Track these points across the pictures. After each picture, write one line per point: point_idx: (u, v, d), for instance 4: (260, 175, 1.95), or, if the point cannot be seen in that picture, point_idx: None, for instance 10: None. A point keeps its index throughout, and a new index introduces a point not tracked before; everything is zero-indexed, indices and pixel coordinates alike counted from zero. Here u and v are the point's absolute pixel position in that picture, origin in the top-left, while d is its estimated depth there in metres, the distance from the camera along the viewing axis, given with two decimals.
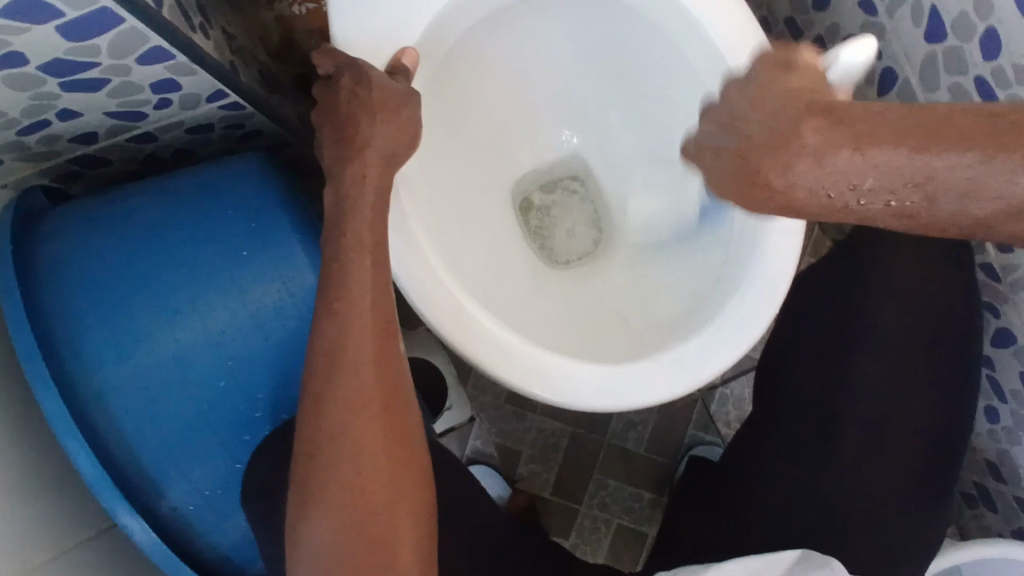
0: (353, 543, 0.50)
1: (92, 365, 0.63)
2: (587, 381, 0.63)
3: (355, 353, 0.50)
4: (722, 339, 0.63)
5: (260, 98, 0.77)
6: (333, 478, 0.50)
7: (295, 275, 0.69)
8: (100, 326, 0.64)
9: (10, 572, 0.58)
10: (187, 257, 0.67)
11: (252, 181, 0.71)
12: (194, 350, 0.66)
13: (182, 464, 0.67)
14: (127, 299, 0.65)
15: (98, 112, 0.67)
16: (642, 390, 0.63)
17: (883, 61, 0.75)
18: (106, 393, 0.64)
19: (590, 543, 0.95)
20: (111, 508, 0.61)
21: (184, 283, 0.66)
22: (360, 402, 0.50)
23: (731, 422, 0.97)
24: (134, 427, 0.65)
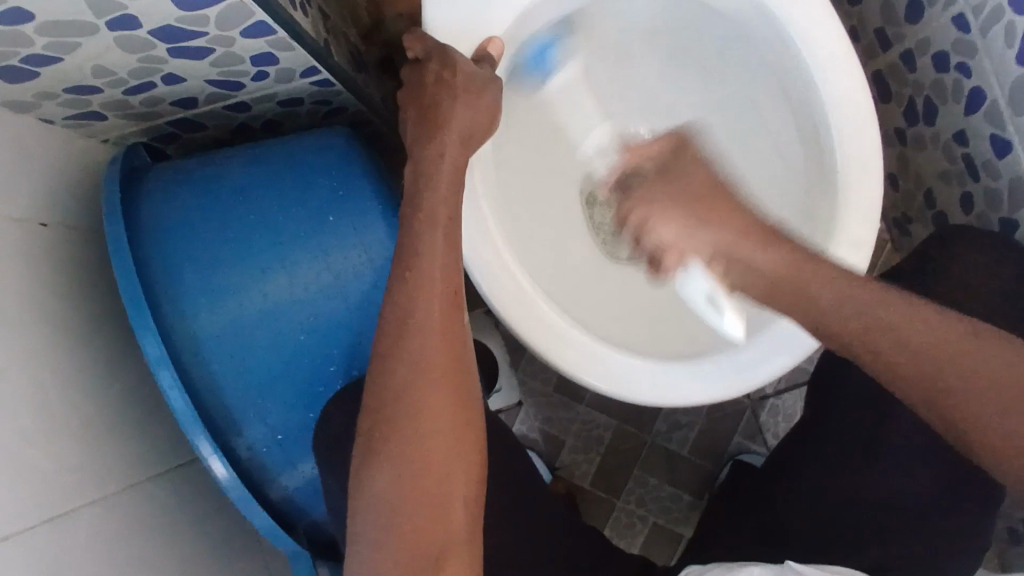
0: (408, 501, 0.50)
1: (184, 311, 0.68)
2: (639, 375, 0.65)
3: (427, 315, 0.52)
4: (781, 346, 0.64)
5: (348, 76, 0.80)
6: (399, 431, 0.51)
7: (374, 243, 0.73)
8: (194, 276, 0.68)
9: (88, 495, 0.63)
10: (276, 219, 0.71)
11: (341, 152, 0.75)
12: (279, 305, 0.70)
13: (258, 411, 0.72)
14: (221, 253, 0.69)
15: (200, 79, 0.71)
16: (696, 390, 0.65)
17: (972, 79, 0.73)
18: (195, 337, 0.68)
19: (625, 537, 0.96)
20: (195, 443, 0.65)
21: (273, 242, 0.70)
22: (429, 362, 0.52)
23: (779, 433, 0.97)
24: (216, 371, 0.69)
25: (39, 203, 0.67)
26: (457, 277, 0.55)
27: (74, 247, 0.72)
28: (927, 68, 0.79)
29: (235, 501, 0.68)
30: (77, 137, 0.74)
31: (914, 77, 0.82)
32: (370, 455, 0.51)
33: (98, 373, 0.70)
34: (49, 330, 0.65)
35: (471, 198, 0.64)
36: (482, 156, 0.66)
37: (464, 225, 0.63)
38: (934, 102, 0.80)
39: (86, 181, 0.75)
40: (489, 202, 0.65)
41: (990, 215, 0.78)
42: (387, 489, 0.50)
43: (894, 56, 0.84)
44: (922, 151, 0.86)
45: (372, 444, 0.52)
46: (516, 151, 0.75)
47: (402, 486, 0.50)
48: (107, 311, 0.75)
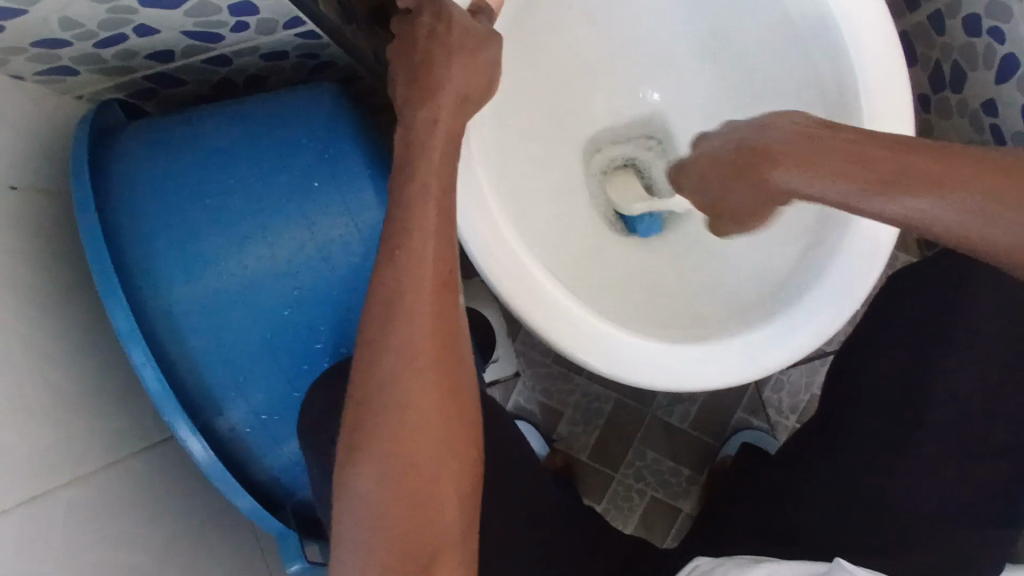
0: (396, 498, 0.47)
1: (159, 284, 0.64)
2: (643, 357, 0.61)
3: (415, 299, 0.49)
4: (792, 332, 0.61)
5: (336, 27, 0.75)
6: (383, 425, 0.48)
7: (362, 214, 0.69)
8: (169, 246, 0.64)
9: (65, 475, 0.60)
10: (257, 185, 0.67)
11: (327, 112, 0.70)
12: (260, 278, 0.66)
13: (240, 390, 0.69)
14: (198, 222, 0.65)
15: (175, 31, 0.66)
16: (701, 374, 0.61)
17: (1005, 44, 0.68)
18: (172, 312, 0.65)
19: (622, 511, 0.94)
20: (172, 423, 0.63)
21: (254, 211, 0.66)
22: (417, 351, 0.49)
23: (781, 410, 0.95)
24: (196, 347, 0.66)
25: (7, 165, 0.63)
26: (451, 256, 0.51)
27: (45, 211, 0.67)
28: (957, 30, 0.74)
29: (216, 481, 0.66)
30: (46, 93, 0.69)
31: (943, 39, 0.77)
32: (354, 448, 0.48)
33: (74, 346, 0.67)
34: (21, 301, 0.61)
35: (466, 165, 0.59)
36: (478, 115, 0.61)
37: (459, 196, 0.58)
38: (962, 67, 0.75)
39: (58, 141, 0.71)
40: (484, 169, 0.60)
41: None
42: (371, 486, 0.47)
43: (921, 17, 0.79)
44: (945, 120, 0.81)
45: (356, 437, 0.49)
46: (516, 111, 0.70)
47: (387, 482, 0.47)
48: (83, 280, 0.71)
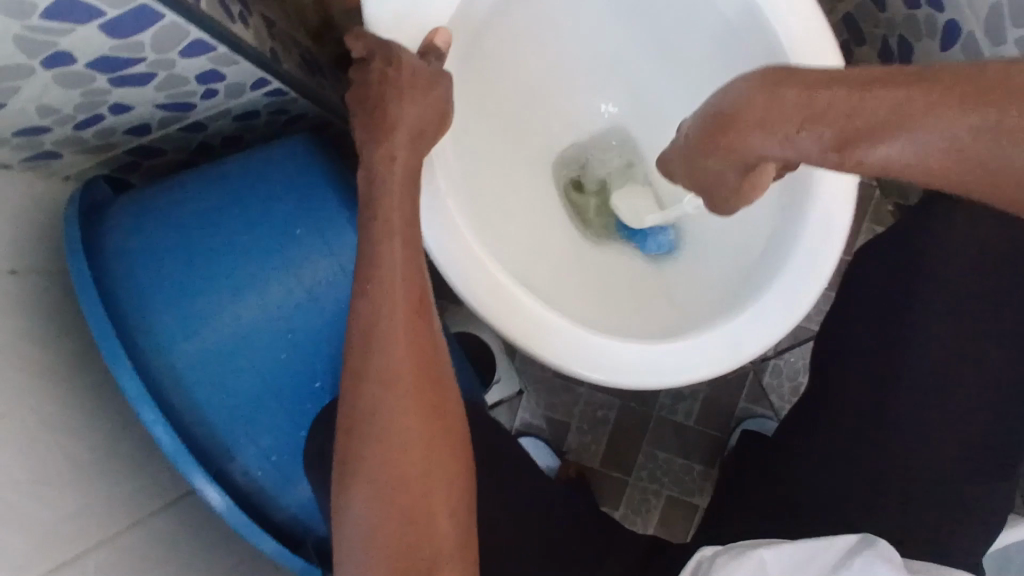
0: (393, 516, 0.50)
1: (158, 344, 0.67)
2: (624, 359, 0.63)
3: (392, 328, 0.51)
4: (768, 313, 0.63)
5: (302, 82, 0.78)
6: (373, 452, 0.51)
7: (345, 253, 0.71)
8: (165, 305, 0.67)
9: (90, 537, 0.63)
10: (241, 238, 0.69)
11: (301, 161, 0.74)
12: (254, 326, 0.69)
13: (248, 435, 0.72)
14: (190, 282, 0.68)
15: (148, 104, 0.69)
16: (680, 370, 0.63)
17: (945, 12, 0.71)
18: (174, 368, 0.67)
19: (640, 513, 0.95)
20: (188, 474, 0.65)
21: (240, 262, 0.69)
22: (400, 377, 0.51)
23: (784, 395, 0.95)
24: (201, 400, 0.69)
25: (5, 250, 0.66)
26: (420, 283, 0.54)
27: (44, 290, 0.71)
28: (898, 5, 0.76)
29: (236, 526, 0.68)
30: (34, 178, 0.73)
31: (886, 15, 0.79)
32: (346, 478, 0.51)
33: (83, 415, 0.69)
34: (28, 377, 0.64)
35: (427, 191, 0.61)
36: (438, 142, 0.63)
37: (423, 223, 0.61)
38: (908, 39, 0.77)
39: (51, 222, 0.74)
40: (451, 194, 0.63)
41: None
42: (367, 512, 0.50)
43: None
44: None
45: (348, 467, 0.51)
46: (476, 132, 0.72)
47: (381, 507, 0.50)
48: (86, 349, 0.74)
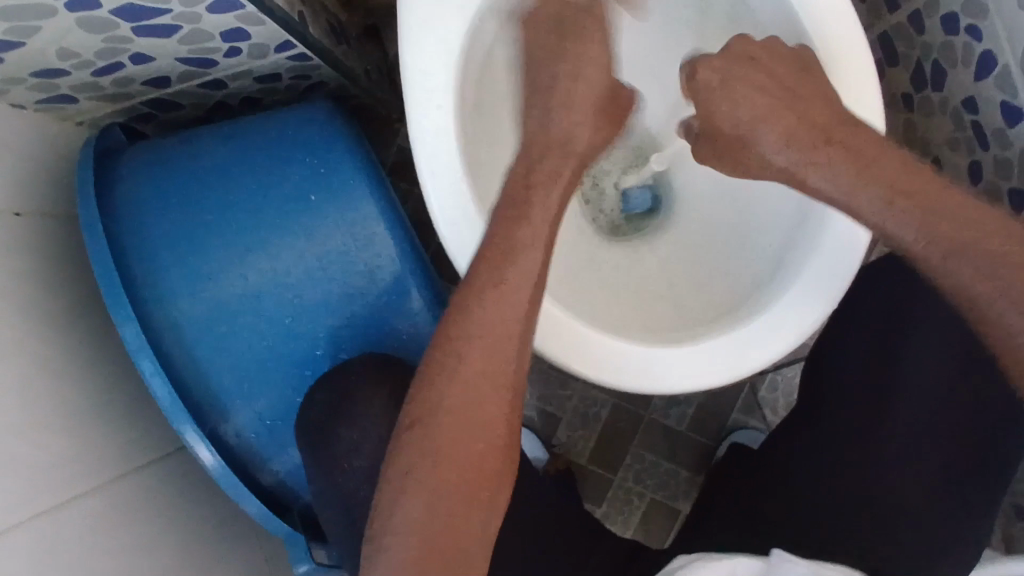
0: (450, 474, 0.52)
1: (166, 296, 0.67)
2: (623, 359, 0.62)
3: (502, 301, 0.53)
4: (781, 324, 0.62)
5: (329, 50, 0.77)
6: (440, 450, 0.52)
7: (361, 221, 0.70)
8: (174, 259, 0.67)
9: (79, 486, 0.62)
10: (257, 199, 0.69)
11: (322, 123, 0.72)
12: (260, 287, 0.69)
13: (244, 394, 0.71)
14: (202, 236, 0.67)
15: (169, 57, 0.68)
16: (682, 375, 0.62)
17: (983, 43, 0.70)
18: (181, 324, 0.67)
19: (622, 513, 0.96)
20: (179, 427, 0.65)
21: (253, 222, 0.68)
22: (497, 349, 0.53)
23: (778, 409, 0.94)
24: (203, 358, 0.69)
25: (14, 191, 0.65)
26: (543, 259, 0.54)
27: (50, 235, 0.70)
28: (937, 31, 0.75)
29: (223, 485, 0.68)
30: (48, 121, 0.72)
31: (923, 38, 0.77)
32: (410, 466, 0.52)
33: (81, 364, 0.69)
34: (31, 322, 0.63)
35: (432, 165, 0.59)
36: (453, 89, 0.59)
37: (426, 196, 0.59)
38: (942, 66, 0.76)
39: (61, 167, 0.73)
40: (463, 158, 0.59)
41: (999, 187, 0.74)
42: (422, 506, 0.51)
43: (901, 16, 0.79)
44: (929, 118, 0.81)
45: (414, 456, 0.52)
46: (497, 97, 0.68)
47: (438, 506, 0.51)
48: (88, 299, 0.73)
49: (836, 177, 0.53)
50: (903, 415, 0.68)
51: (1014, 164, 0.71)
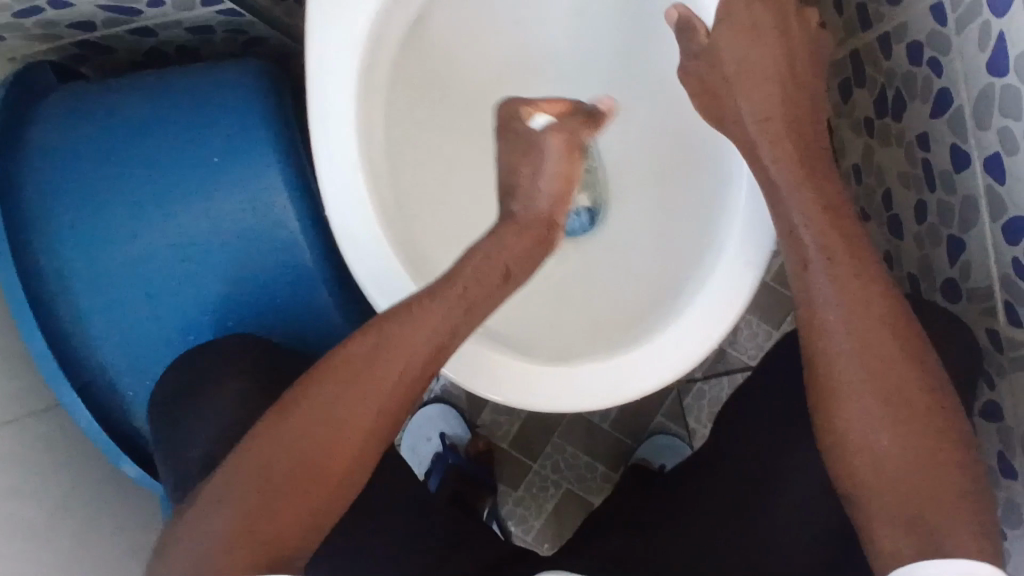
0: (315, 430, 0.51)
1: (57, 257, 0.66)
2: (505, 376, 0.58)
3: (416, 326, 0.53)
4: (684, 341, 0.58)
5: (259, 7, 0.75)
6: (321, 395, 0.52)
7: (266, 193, 0.69)
8: (67, 219, 0.66)
9: None
10: (160, 157, 0.67)
11: (240, 88, 0.71)
12: (154, 246, 0.67)
13: (127, 356, 0.69)
14: (98, 190, 0.66)
15: (90, 4, 0.66)
16: (562, 399, 0.58)
17: (941, 79, 0.66)
18: (70, 284, 0.66)
19: (536, 500, 0.96)
20: (54, 384, 0.65)
21: (152, 180, 0.67)
22: (391, 370, 0.53)
23: (701, 419, 0.95)
24: (91, 321, 0.67)
25: None
26: (472, 296, 0.55)
27: None
28: (902, 58, 0.72)
29: (100, 446, 0.68)
30: None
31: (889, 64, 0.74)
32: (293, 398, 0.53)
33: None
34: None
35: (329, 149, 0.58)
36: (355, 72, 0.58)
37: (320, 180, 0.58)
38: (902, 96, 0.73)
39: None
40: (361, 146, 0.59)
41: (941, 228, 0.72)
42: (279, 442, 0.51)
43: (871, 36, 0.76)
44: (886, 146, 0.78)
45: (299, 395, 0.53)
46: (417, 80, 0.66)
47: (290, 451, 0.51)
48: None
49: (788, 172, 0.56)
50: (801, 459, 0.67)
51: (957, 209, 0.69)
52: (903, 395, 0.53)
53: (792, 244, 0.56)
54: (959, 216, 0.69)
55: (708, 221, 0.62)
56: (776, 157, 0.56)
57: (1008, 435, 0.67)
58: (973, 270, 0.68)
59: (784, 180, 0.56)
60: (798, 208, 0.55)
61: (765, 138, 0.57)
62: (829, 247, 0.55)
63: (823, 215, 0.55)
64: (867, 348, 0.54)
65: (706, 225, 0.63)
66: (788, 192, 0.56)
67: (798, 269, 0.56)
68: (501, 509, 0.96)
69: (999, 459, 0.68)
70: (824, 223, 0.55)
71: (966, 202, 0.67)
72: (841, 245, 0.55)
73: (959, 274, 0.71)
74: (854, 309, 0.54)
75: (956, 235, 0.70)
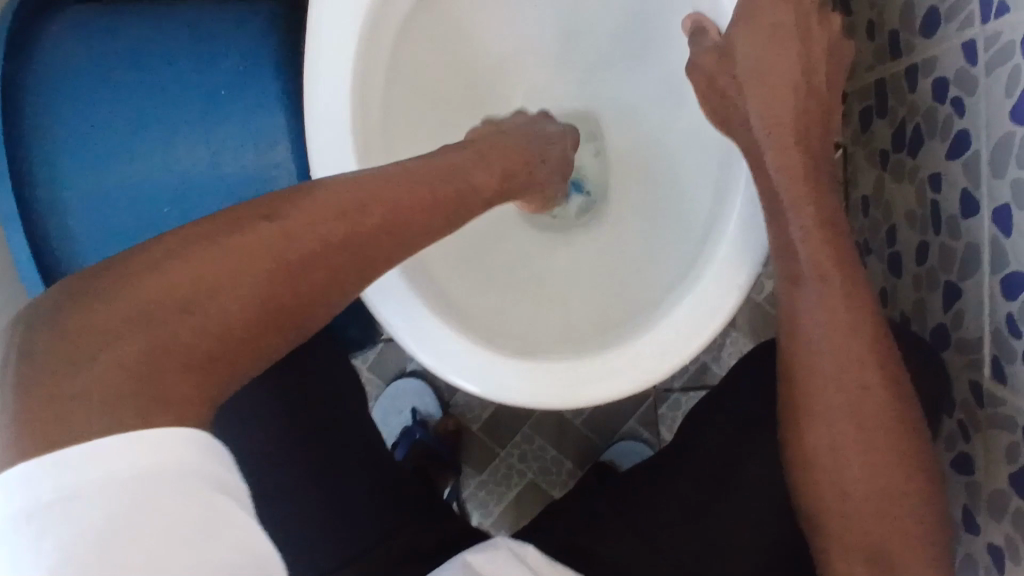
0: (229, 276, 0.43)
1: (47, 162, 0.63)
2: (465, 357, 0.57)
3: (260, 252, 0.45)
4: (657, 352, 0.56)
5: None
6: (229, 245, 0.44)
7: (267, 133, 0.66)
8: (62, 130, 0.62)
9: None
10: (164, 79, 0.63)
11: (256, 22, 0.67)
12: (147, 174, 0.64)
13: None
14: (96, 106, 0.62)
15: None
16: (513, 389, 0.56)
17: (963, 119, 0.64)
18: (59, 196, 0.63)
19: (498, 487, 0.96)
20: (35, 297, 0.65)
21: (152, 103, 0.63)
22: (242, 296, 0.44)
23: (674, 428, 0.94)
24: (73, 229, 0.64)
25: None
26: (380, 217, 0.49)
27: None
28: (926, 92, 0.70)
29: None
30: None
31: (913, 97, 0.72)
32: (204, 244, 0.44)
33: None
34: None
35: (320, 111, 0.56)
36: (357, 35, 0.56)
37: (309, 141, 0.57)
38: (922, 132, 0.71)
39: None
40: (353, 110, 0.57)
41: (939, 272, 0.71)
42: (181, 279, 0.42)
43: (901, 66, 0.74)
44: (898, 182, 0.77)
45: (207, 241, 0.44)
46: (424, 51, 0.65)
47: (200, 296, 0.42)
48: None
49: (779, 186, 0.52)
50: (763, 482, 0.66)
51: (958, 254, 0.67)
52: (882, 436, 0.51)
53: (788, 260, 0.52)
54: (962, 260, 0.67)
55: (700, 233, 0.60)
56: (785, 174, 0.52)
57: (976, 491, 0.66)
58: (966, 318, 0.67)
59: (779, 197, 0.52)
60: (799, 223, 0.51)
61: (761, 152, 0.53)
62: (822, 281, 0.51)
63: (821, 241, 0.51)
64: (845, 388, 0.51)
65: (697, 237, 0.60)
66: (780, 212, 0.52)
67: (789, 285, 0.53)
68: (463, 490, 0.96)
69: (962, 511, 0.67)
70: (819, 252, 0.51)
71: (968, 246, 0.66)
72: (839, 274, 0.52)
73: (951, 321, 0.69)
74: (844, 347, 0.51)
75: (954, 281, 0.69)
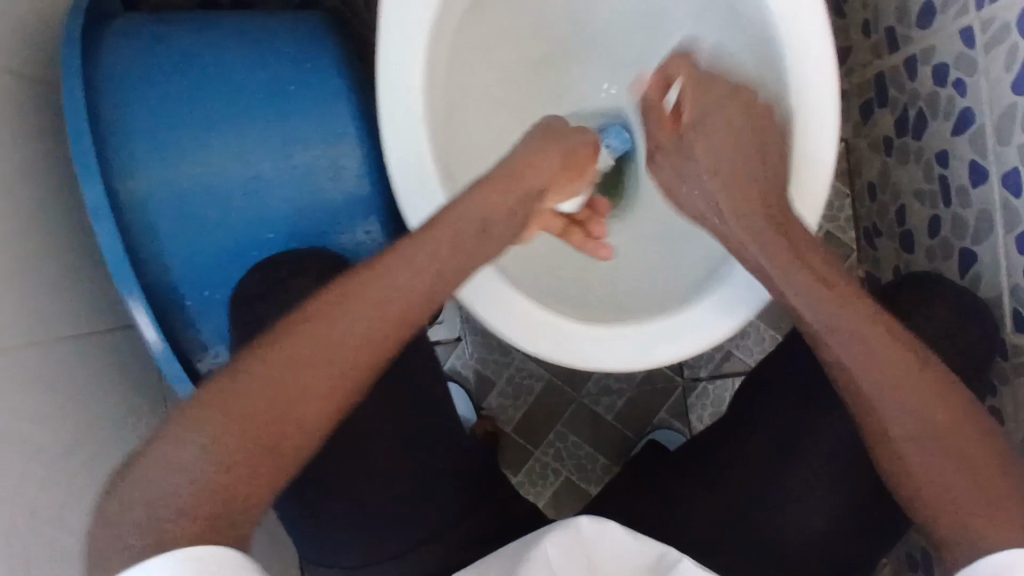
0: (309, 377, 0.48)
1: (127, 149, 0.58)
2: (537, 327, 0.60)
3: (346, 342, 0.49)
4: (719, 310, 0.60)
5: None
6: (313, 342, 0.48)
7: (335, 124, 0.63)
8: (143, 119, 0.59)
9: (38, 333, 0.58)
10: (239, 71, 0.62)
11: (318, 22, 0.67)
12: (228, 161, 0.61)
13: (196, 273, 0.62)
14: (169, 92, 0.60)
15: None
16: (586, 352, 0.60)
17: (966, 98, 0.70)
18: (136, 186, 0.59)
19: (536, 485, 0.97)
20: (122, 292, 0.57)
21: (225, 92, 0.61)
22: (311, 391, 0.48)
23: (704, 418, 0.97)
24: (151, 223, 0.59)
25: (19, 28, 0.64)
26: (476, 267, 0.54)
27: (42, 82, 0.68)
28: (927, 79, 0.76)
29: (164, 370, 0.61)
30: None
31: (913, 85, 0.79)
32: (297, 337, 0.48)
33: (59, 207, 0.64)
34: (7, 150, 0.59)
35: (393, 97, 0.58)
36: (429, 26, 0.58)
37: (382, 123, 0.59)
38: (925, 115, 0.78)
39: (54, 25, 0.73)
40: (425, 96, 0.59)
41: (951, 241, 0.76)
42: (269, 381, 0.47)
43: (899, 58, 0.80)
44: (903, 164, 0.83)
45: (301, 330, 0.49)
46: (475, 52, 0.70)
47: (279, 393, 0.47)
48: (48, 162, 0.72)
49: None
50: (812, 442, 0.69)
51: (970, 221, 0.73)
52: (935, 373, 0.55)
53: None
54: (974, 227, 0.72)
55: None
56: None
57: None
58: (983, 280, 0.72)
59: None
60: None
61: None
62: None
63: None
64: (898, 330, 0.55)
65: None
66: None
67: None
68: None
69: None
70: None
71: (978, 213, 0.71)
72: None
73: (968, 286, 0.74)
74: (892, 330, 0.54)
75: (969, 247, 0.74)
